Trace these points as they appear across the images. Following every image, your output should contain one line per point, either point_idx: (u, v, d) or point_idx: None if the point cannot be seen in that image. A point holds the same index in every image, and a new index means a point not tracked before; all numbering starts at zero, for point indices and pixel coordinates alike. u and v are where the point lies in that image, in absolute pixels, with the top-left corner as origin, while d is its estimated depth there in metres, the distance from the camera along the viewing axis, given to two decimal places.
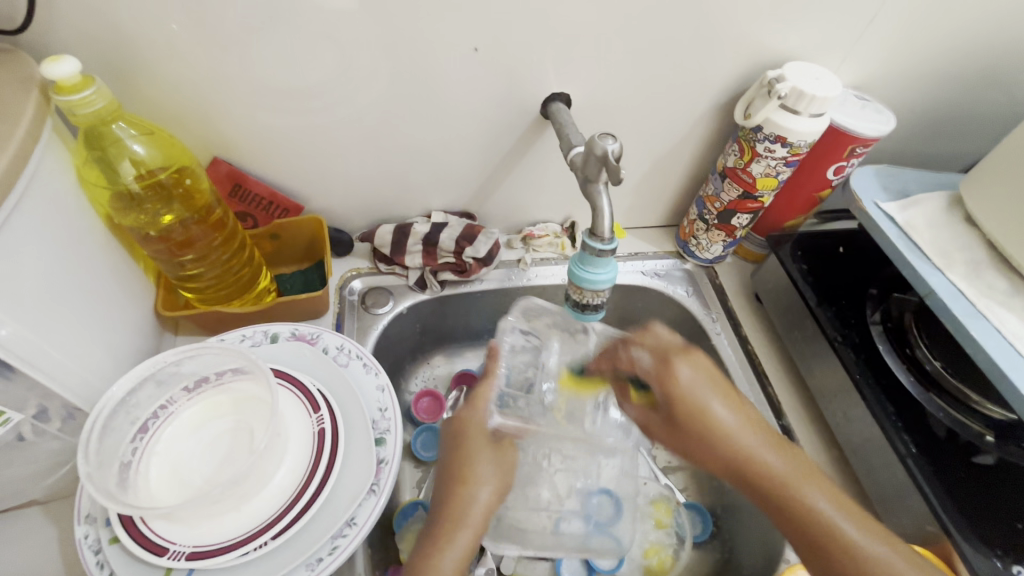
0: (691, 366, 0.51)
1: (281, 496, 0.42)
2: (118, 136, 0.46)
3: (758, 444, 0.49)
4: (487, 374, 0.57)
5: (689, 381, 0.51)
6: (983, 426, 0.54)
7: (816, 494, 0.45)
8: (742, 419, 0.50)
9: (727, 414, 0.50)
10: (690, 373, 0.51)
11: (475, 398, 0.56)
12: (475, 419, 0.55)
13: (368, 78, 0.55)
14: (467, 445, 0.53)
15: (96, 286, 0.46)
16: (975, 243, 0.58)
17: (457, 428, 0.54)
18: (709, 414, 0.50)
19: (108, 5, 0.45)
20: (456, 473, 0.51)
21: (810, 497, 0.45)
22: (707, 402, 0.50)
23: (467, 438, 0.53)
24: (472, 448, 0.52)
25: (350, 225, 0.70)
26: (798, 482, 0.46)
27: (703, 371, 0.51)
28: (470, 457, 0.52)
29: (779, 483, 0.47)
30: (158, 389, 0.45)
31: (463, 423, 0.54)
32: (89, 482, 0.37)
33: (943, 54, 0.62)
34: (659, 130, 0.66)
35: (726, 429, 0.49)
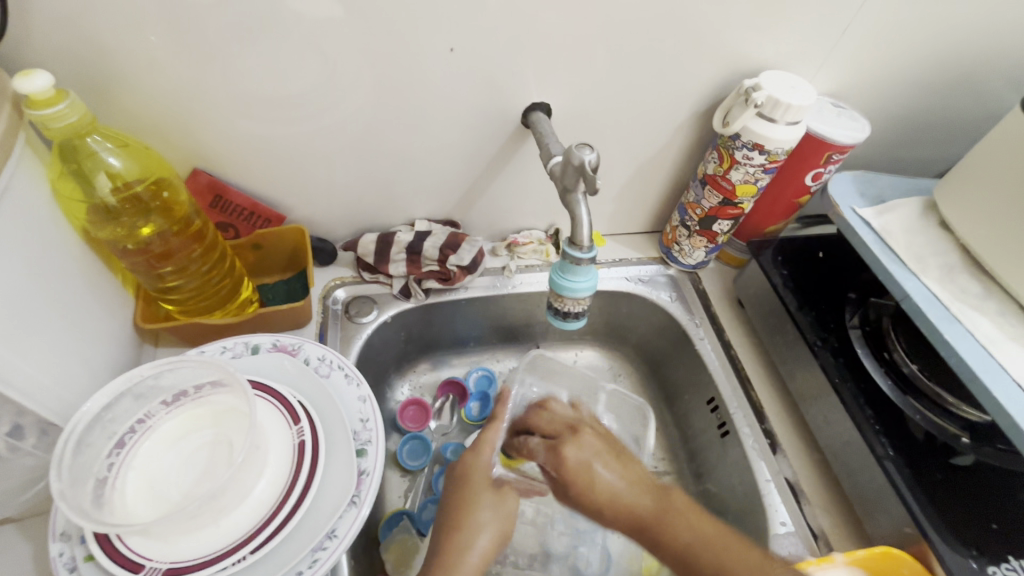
0: (579, 446, 0.59)
1: (261, 509, 0.42)
2: (94, 149, 0.46)
3: (656, 507, 0.52)
4: (494, 420, 0.63)
5: (576, 457, 0.58)
6: (959, 428, 0.55)
7: (681, 528, 0.50)
8: (627, 479, 0.55)
9: (609, 474, 0.56)
10: (577, 450, 0.59)
11: (480, 444, 0.61)
12: (475, 462, 0.59)
13: (350, 89, 0.55)
14: (465, 492, 0.56)
15: (70, 299, 0.46)
16: (949, 248, 0.59)
17: (461, 474, 0.58)
18: (596, 480, 0.55)
19: (85, 17, 0.44)
20: (456, 519, 0.54)
21: (676, 530, 0.50)
22: (591, 470, 0.56)
23: (466, 484, 0.57)
24: (469, 493, 0.56)
25: (334, 234, 0.70)
26: (665, 516, 0.51)
27: (595, 452, 0.59)
28: (471, 503, 0.56)
29: (668, 516, 0.51)
30: (136, 403, 0.45)
31: (467, 468, 0.59)
32: (62, 501, 0.36)
33: (917, 63, 0.63)
34: (640, 137, 0.67)
35: (614, 489, 0.54)
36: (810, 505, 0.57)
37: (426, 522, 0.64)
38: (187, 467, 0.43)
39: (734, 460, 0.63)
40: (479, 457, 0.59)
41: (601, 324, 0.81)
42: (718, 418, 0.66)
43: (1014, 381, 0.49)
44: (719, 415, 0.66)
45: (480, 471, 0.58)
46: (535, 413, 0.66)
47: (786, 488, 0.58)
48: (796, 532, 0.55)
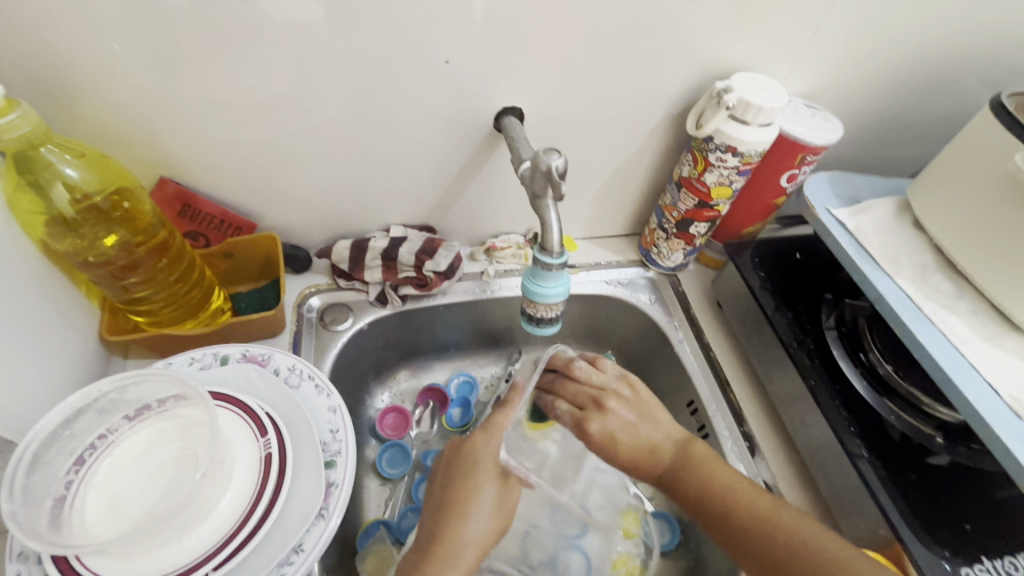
0: (623, 405, 0.56)
1: (224, 525, 0.41)
2: (50, 161, 0.45)
3: (688, 463, 0.52)
4: (505, 404, 0.55)
5: (610, 428, 0.55)
6: (933, 429, 0.55)
7: (722, 476, 0.51)
8: (671, 437, 0.54)
9: (654, 433, 0.55)
10: (607, 423, 0.55)
11: (490, 425, 0.53)
12: (483, 446, 0.52)
13: (320, 94, 0.54)
14: (463, 475, 0.51)
15: (27, 313, 0.45)
16: (923, 248, 0.59)
17: (465, 452, 0.52)
18: (620, 433, 0.55)
19: (41, 23, 0.43)
20: (453, 504, 0.49)
21: (717, 477, 0.51)
22: (608, 427, 0.55)
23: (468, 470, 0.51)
24: (469, 479, 0.51)
25: (308, 241, 0.69)
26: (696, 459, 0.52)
27: (625, 420, 0.55)
28: (471, 490, 0.50)
29: (692, 465, 0.52)
30: (99, 418, 0.44)
31: (469, 448, 0.52)
32: (12, 522, 0.35)
33: (891, 62, 0.63)
34: (616, 140, 0.67)
35: (650, 442, 0.54)
36: None
37: (405, 531, 0.64)
38: (149, 483, 0.42)
39: None
40: (490, 441, 0.52)
41: (582, 327, 0.80)
42: (698, 421, 0.66)
43: (986, 381, 0.49)
44: (698, 417, 0.66)
45: (487, 457, 0.51)
46: (560, 382, 0.60)
47: (764, 491, 0.58)
48: None
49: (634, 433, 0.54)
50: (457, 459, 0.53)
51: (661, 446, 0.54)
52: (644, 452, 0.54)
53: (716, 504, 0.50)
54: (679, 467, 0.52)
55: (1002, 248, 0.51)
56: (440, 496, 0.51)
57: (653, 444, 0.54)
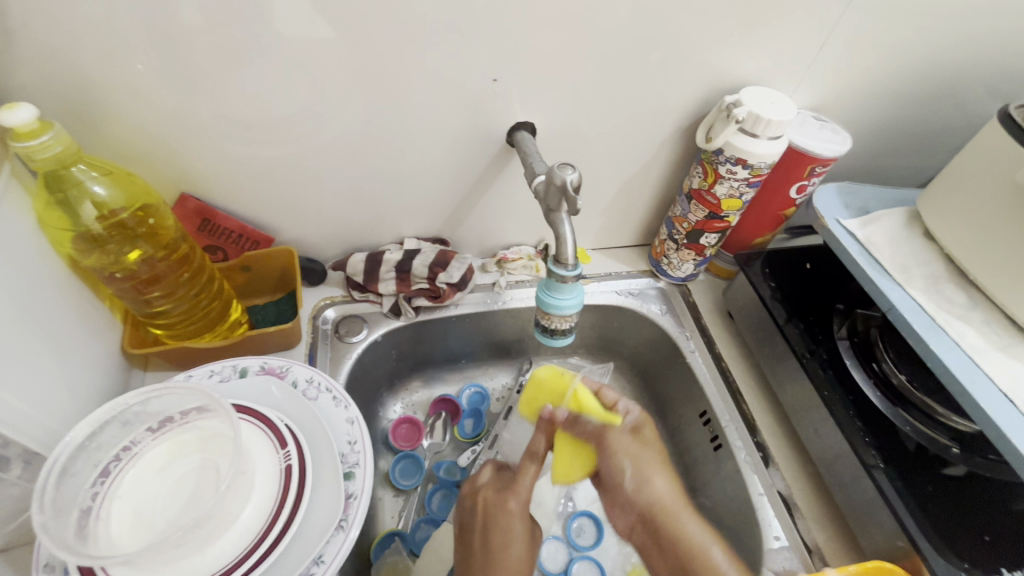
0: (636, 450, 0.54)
1: (246, 536, 0.41)
2: (79, 179, 0.46)
3: (670, 504, 0.52)
4: (537, 446, 0.56)
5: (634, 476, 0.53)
6: (950, 439, 0.56)
7: (687, 521, 0.51)
8: (671, 495, 0.53)
9: (661, 484, 0.53)
10: (632, 446, 0.54)
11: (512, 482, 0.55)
12: (513, 497, 0.54)
13: (338, 110, 0.55)
14: (502, 524, 0.52)
15: (54, 326, 0.46)
16: (934, 257, 0.59)
17: (487, 505, 0.54)
18: (644, 479, 0.53)
19: (72, 46, 0.45)
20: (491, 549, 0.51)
21: (683, 523, 0.51)
22: (634, 471, 0.53)
23: (500, 517, 0.52)
24: (505, 525, 0.52)
25: (323, 254, 0.70)
26: (674, 512, 0.51)
27: (630, 451, 0.54)
28: (504, 530, 0.52)
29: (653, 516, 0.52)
30: (123, 430, 0.44)
31: (496, 500, 0.54)
32: (43, 534, 0.36)
33: (898, 73, 0.64)
34: (626, 152, 0.67)
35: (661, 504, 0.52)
36: (803, 519, 0.57)
37: (419, 542, 0.64)
38: (173, 495, 0.42)
39: (727, 473, 0.62)
40: (524, 482, 0.55)
41: (592, 337, 0.81)
42: (710, 432, 0.66)
43: (1002, 392, 0.49)
44: (711, 428, 0.66)
45: (512, 516, 0.53)
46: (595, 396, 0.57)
47: (779, 501, 0.58)
48: (790, 546, 0.55)
49: (642, 487, 0.53)
50: (491, 511, 0.53)
51: (684, 524, 0.51)
52: (646, 525, 0.53)
53: (656, 510, 0.52)
54: (661, 505, 0.52)
55: (1014, 258, 0.52)
56: (476, 548, 0.51)
57: (648, 477, 0.53)
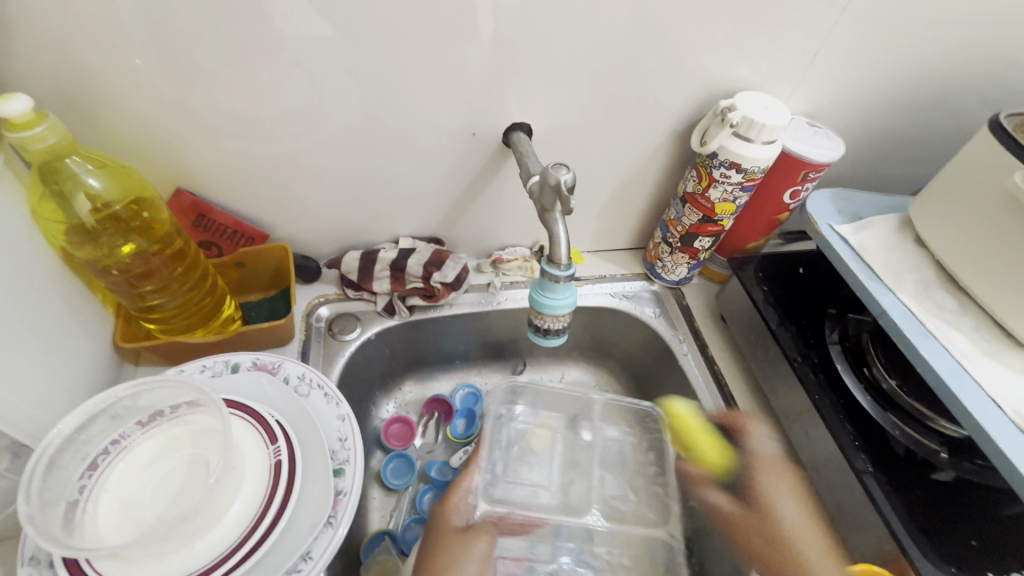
0: None
1: (235, 530, 0.41)
2: (73, 171, 0.46)
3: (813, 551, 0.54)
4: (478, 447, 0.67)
5: None
6: (939, 444, 0.55)
7: None
8: None
9: (785, 504, 0.58)
10: (765, 470, 0.59)
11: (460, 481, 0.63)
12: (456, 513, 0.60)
13: (332, 107, 0.56)
14: (448, 544, 0.57)
15: (46, 319, 0.46)
16: (925, 264, 0.59)
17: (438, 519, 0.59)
18: (782, 530, 0.56)
19: (66, 40, 0.45)
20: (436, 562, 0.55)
21: None
22: (773, 497, 0.58)
23: (446, 535, 0.58)
24: (455, 546, 0.57)
25: (318, 252, 0.71)
26: None
27: (777, 477, 0.59)
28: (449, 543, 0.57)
29: None
30: (112, 423, 0.44)
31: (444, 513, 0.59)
32: (29, 525, 0.36)
33: (891, 81, 0.65)
34: (621, 155, 0.68)
35: None
36: None
37: (410, 542, 0.63)
38: (162, 489, 0.42)
39: (719, 477, 0.62)
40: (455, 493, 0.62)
41: (587, 340, 0.81)
42: None
43: (990, 397, 0.50)
44: None
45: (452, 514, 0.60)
46: None
47: (769, 505, 0.58)
48: None
49: (765, 496, 0.59)
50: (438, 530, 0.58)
51: (804, 541, 0.55)
52: None
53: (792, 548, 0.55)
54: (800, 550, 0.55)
55: (1005, 266, 0.52)
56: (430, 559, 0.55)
57: (773, 492, 0.58)
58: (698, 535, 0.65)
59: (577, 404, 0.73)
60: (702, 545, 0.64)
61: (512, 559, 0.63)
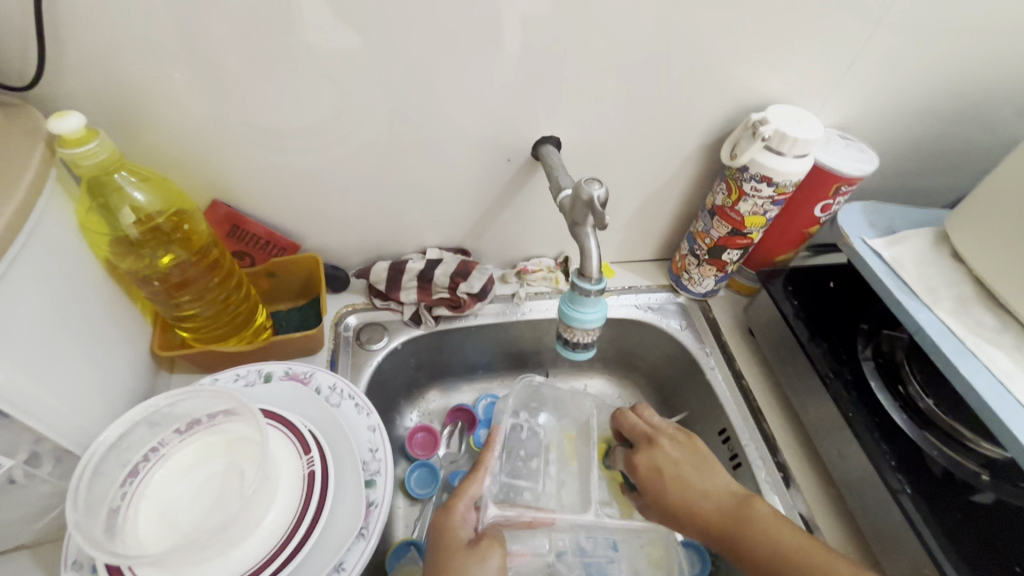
0: None
1: (271, 540, 0.42)
2: (120, 184, 0.48)
3: (737, 515, 0.50)
4: (487, 448, 0.61)
5: None
6: (978, 465, 0.55)
7: None
8: None
9: (696, 480, 0.54)
10: (676, 454, 0.57)
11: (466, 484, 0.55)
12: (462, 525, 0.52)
13: (365, 120, 0.56)
14: (456, 564, 0.48)
15: (91, 328, 0.47)
16: (963, 279, 0.58)
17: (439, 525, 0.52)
18: (696, 507, 0.52)
19: (115, 59, 0.47)
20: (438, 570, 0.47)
21: None
22: (681, 475, 0.55)
23: (453, 550, 0.49)
24: (464, 565, 0.48)
25: (346, 262, 0.71)
26: None
27: (686, 455, 0.56)
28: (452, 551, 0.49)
29: None
30: (151, 431, 0.45)
31: (445, 518, 0.52)
32: (76, 531, 0.37)
33: (925, 93, 0.64)
34: (649, 167, 0.68)
35: None
36: (826, 542, 0.56)
37: None
38: (200, 497, 0.43)
39: (748, 493, 0.61)
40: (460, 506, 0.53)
41: (611, 352, 0.80)
42: (730, 450, 0.65)
43: None
44: (730, 446, 0.65)
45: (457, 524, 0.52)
46: None
47: (800, 523, 0.57)
48: None
49: (676, 477, 0.55)
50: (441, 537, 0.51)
51: (717, 507, 0.51)
52: None
53: (721, 523, 0.50)
54: (726, 518, 0.50)
55: None
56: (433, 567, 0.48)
57: (679, 473, 0.55)
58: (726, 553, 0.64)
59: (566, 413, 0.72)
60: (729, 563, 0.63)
61: (515, 554, 0.59)
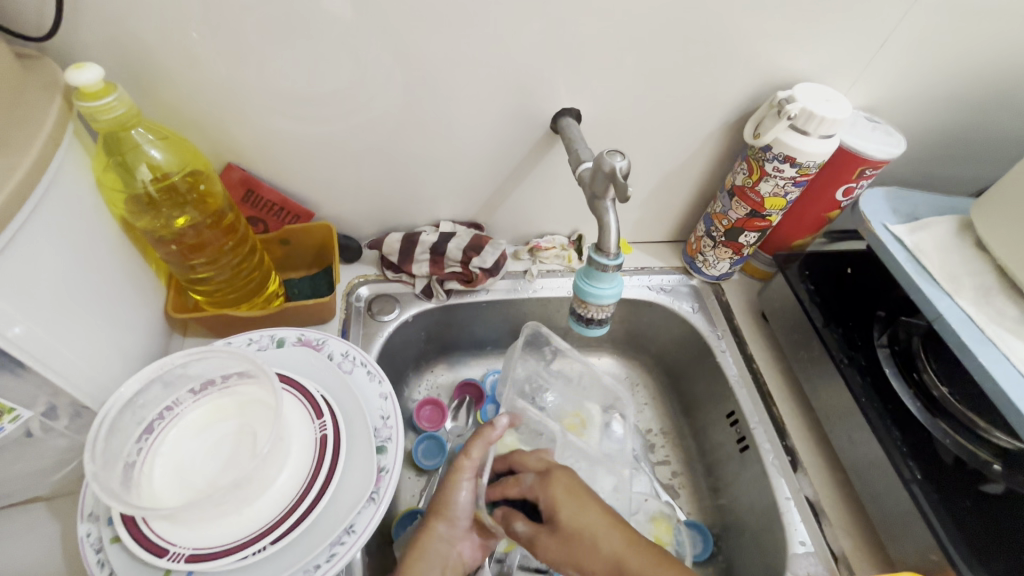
0: None
1: (283, 500, 0.42)
2: (137, 142, 0.47)
3: (631, 560, 0.47)
4: (481, 434, 0.55)
5: None
6: (991, 454, 0.54)
7: None
8: None
9: (590, 516, 0.51)
10: (563, 488, 0.53)
11: (466, 449, 0.55)
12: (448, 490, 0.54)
13: (382, 88, 0.55)
14: (437, 511, 0.54)
15: (108, 285, 0.47)
16: (986, 268, 0.57)
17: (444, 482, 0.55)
18: (586, 558, 0.49)
19: (131, 15, 0.46)
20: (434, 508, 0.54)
21: None
22: (574, 512, 0.51)
23: (442, 503, 0.54)
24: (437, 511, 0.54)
25: (359, 233, 0.71)
26: None
27: (573, 490, 0.53)
28: (443, 505, 0.54)
29: None
30: (165, 390, 0.45)
31: (451, 478, 0.55)
32: (94, 482, 0.37)
33: (957, 76, 0.62)
34: (668, 146, 0.66)
35: None
36: (831, 527, 0.56)
37: None
38: (214, 456, 0.44)
39: (753, 476, 0.62)
40: (456, 486, 0.54)
41: (621, 332, 0.80)
42: (737, 433, 0.65)
43: None
44: (738, 429, 0.65)
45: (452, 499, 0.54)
46: None
47: (806, 507, 0.57)
48: (815, 552, 0.54)
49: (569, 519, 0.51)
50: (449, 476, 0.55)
51: (607, 542, 0.49)
52: None
53: (616, 574, 0.47)
54: (623, 564, 0.48)
55: None
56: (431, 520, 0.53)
57: (573, 512, 0.51)
58: (728, 532, 0.64)
59: (569, 363, 0.72)
60: (729, 543, 0.64)
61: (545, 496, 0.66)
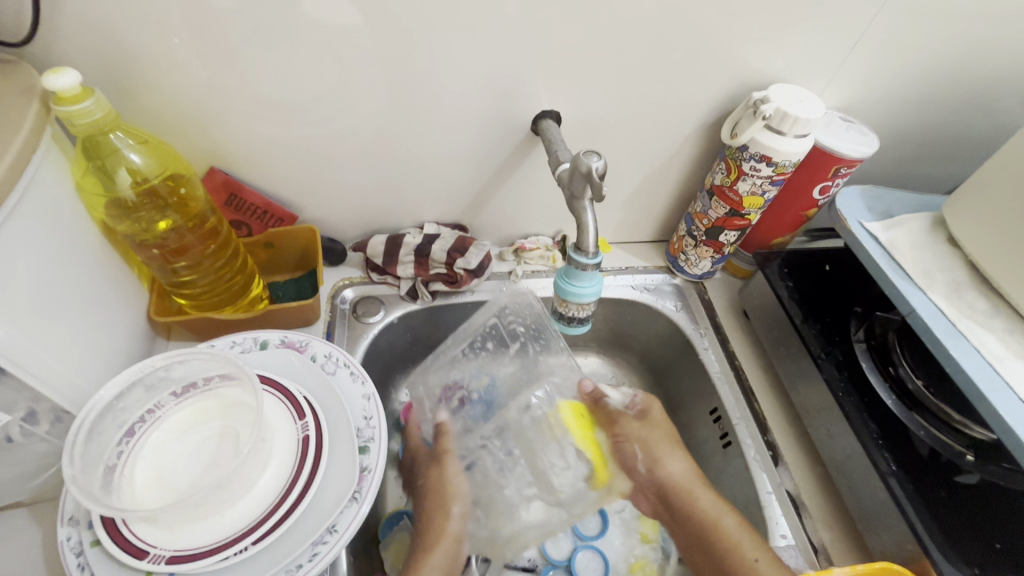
0: None
1: (264, 501, 0.43)
2: (116, 146, 0.48)
3: (693, 485, 0.57)
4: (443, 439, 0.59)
5: None
6: (963, 446, 0.55)
7: None
8: None
9: (677, 466, 0.57)
10: (647, 432, 0.58)
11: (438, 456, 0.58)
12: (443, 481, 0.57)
13: (364, 92, 0.56)
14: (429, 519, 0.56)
15: (89, 289, 0.48)
16: (957, 263, 0.58)
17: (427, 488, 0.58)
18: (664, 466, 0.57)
19: (111, 21, 0.46)
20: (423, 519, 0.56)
21: None
22: (662, 457, 0.57)
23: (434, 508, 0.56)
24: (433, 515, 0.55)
25: (343, 235, 0.71)
26: None
27: (661, 439, 0.58)
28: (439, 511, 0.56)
29: None
30: (147, 393, 0.45)
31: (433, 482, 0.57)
32: (73, 484, 0.37)
33: (929, 76, 0.63)
34: (649, 147, 0.67)
35: None
36: (811, 519, 0.57)
37: None
38: (196, 458, 0.44)
39: (736, 471, 0.62)
40: (443, 472, 0.57)
41: (606, 331, 0.81)
42: (720, 429, 0.66)
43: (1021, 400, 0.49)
44: (721, 425, 0.66)
45: (445, 487, 0.57)
46: None
47: (787, 500, 0.58)
48: (796, 545, 0.55)
49: (661, 467, 0.57)
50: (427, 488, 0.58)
51: (684, 480, 0.57)
52: None
53: (681, 490, 0.56)
54: (685, 486, 0.56)
55: None
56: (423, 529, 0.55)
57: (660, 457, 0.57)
58: None
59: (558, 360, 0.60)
60: None
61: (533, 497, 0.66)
